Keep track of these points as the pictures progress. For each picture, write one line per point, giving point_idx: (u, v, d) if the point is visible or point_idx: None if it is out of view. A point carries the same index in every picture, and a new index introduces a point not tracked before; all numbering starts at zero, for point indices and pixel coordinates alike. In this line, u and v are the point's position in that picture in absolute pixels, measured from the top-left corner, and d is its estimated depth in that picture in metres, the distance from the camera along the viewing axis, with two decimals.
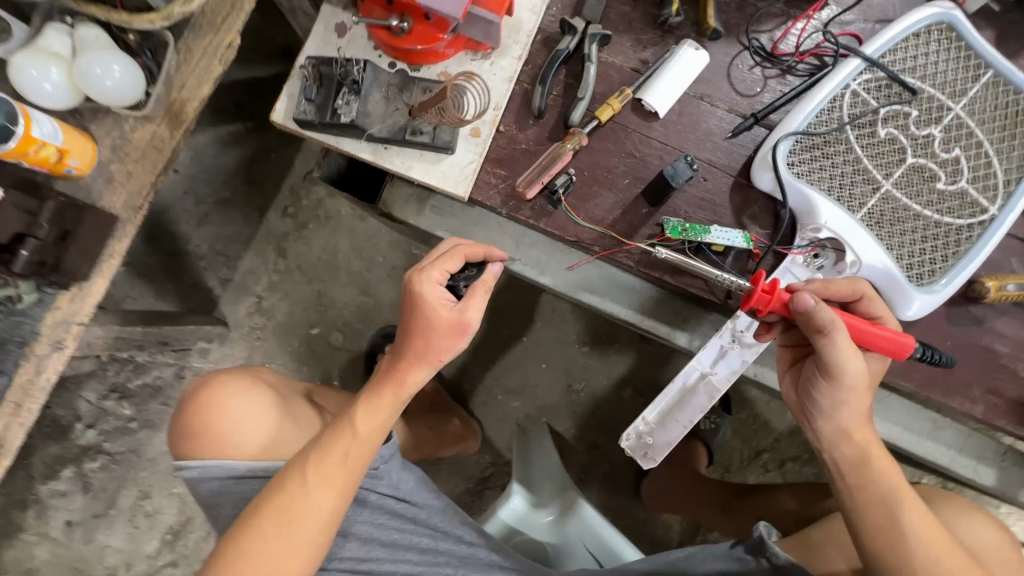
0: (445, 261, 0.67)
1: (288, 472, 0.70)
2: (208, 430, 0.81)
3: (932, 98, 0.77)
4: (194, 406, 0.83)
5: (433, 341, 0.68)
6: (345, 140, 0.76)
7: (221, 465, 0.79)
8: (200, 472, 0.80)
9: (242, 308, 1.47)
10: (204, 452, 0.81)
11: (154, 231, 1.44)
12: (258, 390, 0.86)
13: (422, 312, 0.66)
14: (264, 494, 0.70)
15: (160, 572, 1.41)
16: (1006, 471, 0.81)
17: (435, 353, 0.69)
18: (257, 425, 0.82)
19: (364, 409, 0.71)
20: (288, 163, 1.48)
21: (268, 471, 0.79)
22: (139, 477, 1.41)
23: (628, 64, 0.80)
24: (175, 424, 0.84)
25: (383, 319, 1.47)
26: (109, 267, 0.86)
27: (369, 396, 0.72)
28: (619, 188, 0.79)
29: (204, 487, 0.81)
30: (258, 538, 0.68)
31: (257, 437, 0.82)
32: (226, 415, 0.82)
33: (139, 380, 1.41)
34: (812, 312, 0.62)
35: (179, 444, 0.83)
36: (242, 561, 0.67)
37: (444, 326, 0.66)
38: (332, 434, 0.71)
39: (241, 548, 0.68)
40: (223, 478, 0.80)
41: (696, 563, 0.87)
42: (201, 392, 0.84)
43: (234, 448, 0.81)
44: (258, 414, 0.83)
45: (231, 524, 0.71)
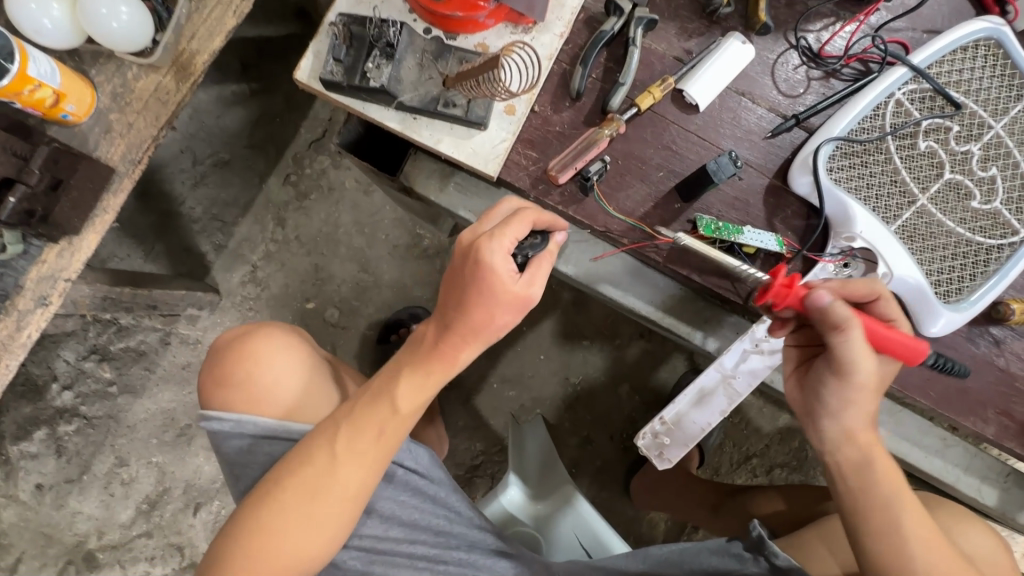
0: (512, 229, 0.60)
1: (316, 444, 0.66)
2: (245, 384, 0.79)
3: (974, 114, 0.75)
4: (232, 355, 0.81)
5: (489, 317, 0.62)
6: (372, 107, 0.73)
7: (254, 421, 0.75)
8: (231, 427, 0.76)
9: (235, 276, 1.41)
10: (234, 403, 0.79)
11: (147, 189, 1.37)
12: (296, 348, 0.83)
13: (482, 285, 0.60)
14: (290, 466, 0.66)
15: (132, 542, 1.36)
16: (1008, 493, 0.82)
17: (488, 330, 0.63)
18: (295, 384, 0.80)
19: (408, 385, 0.66)
20: (294, 130, 1.42)
21: (291, 433, 0.75)
22: (117, 443, 1.36)
23: (671, 52, 0.78)
24: (211, 374, 0.82)
25: (382, 298, 1.42)
26: (102, 222, 0.90)
27: (411, 370, 0.66)
28: (652, 181, 0.76)
29: (230, 444, 0.77)
30: (282, 510, 0.65)
31: (289, 396, 0.79)
32: (266, 370, 0.79)
33: (123, 343, 1.35)
34: (830, 308, 0.59)
35: (213, 395, 0.80)
36: (264, 532, 0.65)
37: (504, 304, 0.61)
38: (367, 408, 0.66)
39: (265, 520, 0.65)
40: (253, 436, 0.76)
41: (690, 557, 0.83)
42: (241, 343, 0.81)
43: (264, 403, 0.78)
44: (298, 373, 0.80)
45: (254, 491, 0.67)
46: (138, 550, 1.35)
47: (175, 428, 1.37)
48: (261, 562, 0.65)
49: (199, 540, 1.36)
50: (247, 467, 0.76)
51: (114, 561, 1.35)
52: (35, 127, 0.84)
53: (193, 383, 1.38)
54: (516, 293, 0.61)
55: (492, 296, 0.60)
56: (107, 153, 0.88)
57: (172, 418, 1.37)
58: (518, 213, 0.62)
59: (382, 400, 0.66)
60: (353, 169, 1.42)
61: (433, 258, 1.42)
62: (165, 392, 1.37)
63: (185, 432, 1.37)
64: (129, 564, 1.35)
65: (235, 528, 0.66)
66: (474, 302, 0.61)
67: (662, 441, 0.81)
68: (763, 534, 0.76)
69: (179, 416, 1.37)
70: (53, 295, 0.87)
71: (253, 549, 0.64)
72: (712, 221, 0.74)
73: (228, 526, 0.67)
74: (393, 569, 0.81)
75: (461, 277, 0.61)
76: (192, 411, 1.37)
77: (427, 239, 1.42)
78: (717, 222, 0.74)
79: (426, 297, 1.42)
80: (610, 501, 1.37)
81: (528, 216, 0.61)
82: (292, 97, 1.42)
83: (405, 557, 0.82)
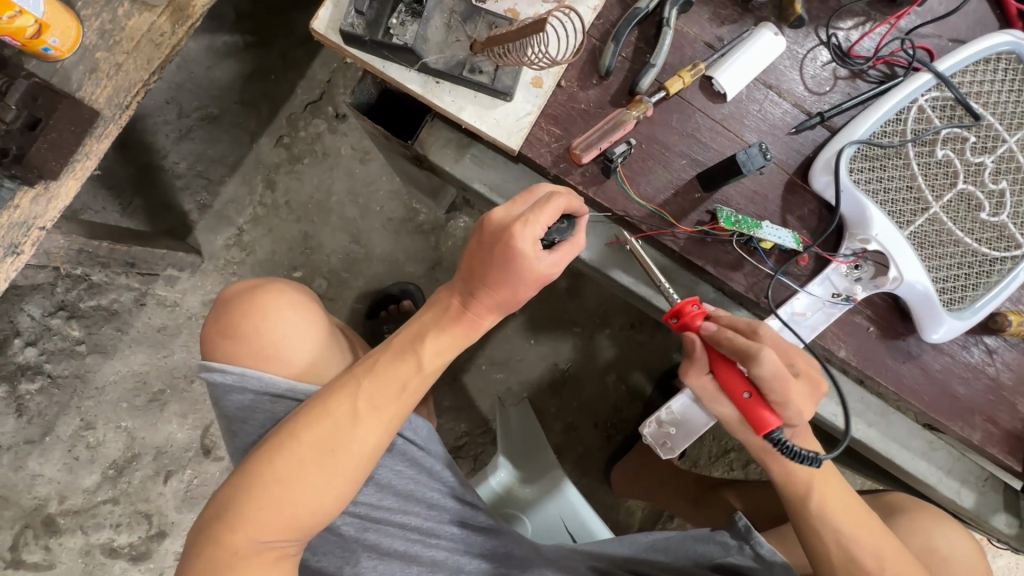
0: (555, 202, 0.61)
1: (334, 398, 0.65)
2: (251, 337, 0.76)
3: (992, 127, 0.74)
4: (241, 308, 0.78)
5: (522, 285, 0.62)
6: (394, 66, 0.72)
7: (259, 376, 0.73)
8: (235, 380, 0.74)
9: (219, 239, 1.34)
10: (239, 358, 0.76)
11: (126, 138, 1.29)
12: (306, 306, 0.80)
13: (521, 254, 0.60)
14: (306, 417, 0.64)
15: (95, 509, 1.30)
16: (983, 496, 0.85)
17: (517, 297, 0.64)
18: (303, 342, 0.76)
19: (432, 346, 0.66)
20: (289, 89, 1.35)
21: (298, 394, 0.73)
22: (84, 405, 1.29)
23: (703, 37, 0.76)
24: (216, 325, 0.78)
25: (372, 272, 1.36)
26: (82, 168, 0.83)
27: (436, 331, 0.66)
28: (674, 168, 0.76)
29: (232, 398, 0.74)
30: (297, 462, 0.63)
31: (296, 356, 0.76)
32: (274, 325, 0.76)
33: (93, 301, 1.28)
34: (686, 353, 0.70)
35: (217, 347, 0.77)
36: (277, 485, 0.62)
37: (539, 276, 0.62)
38: (390, 366, 0.66)
39: (278, 470, 0.63)
40: (258, 392, 0.73)
41: (676, 545, 0.84)
42: (251, 296, 0.78)
43: (269, 360, 0.75)
44: (306, 331, 0.77)
45: (264, 441, 0.65)
46: (102, 517, 1.30)
47: (148, 393, 1.31)
48: (271, 516, 0.62)
49: (168, 509, 1.31)
50: (244, 430, 0.75)
51: (76, 527, 1.29)
52: (12, 59, 0.77)
53: (169, 347, 1.31)
54: (550, 267, 0.62)
55: (529, 268, 0.61)
56: (91, 94, 0.82)
57: (144, 381, 1.31)
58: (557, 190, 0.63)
59: (406, 358, 0.66)
60: (350, 135, 1.36)
61: (428, 233, 1.36)
62: (138, 354, 1.31)
63: (158, 397, 1.31)
64: (91, 531, 1.29)
65: (242, 481, 0.63)
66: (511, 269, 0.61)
67: (667, 432, 0.84)
68: (750, 525, 0.78)
69: (152, 380, 1.31)
70: (24, 244, 0.81)
71: (264, 502, 0.62)
72: (732, 214, 0.73)
73: (233, 478, 0.64)
74: (386, 538, 0.80)
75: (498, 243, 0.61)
76: (167, 375, 1.31)
77: (423, 214, 1.36)
78: (737, 215, 0.73)
79: (418, 274, 1.36)
80: (591, 488, 1.37)
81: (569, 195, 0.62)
82: (290, 54, 1.35)
83: (397, 527, 0.80)
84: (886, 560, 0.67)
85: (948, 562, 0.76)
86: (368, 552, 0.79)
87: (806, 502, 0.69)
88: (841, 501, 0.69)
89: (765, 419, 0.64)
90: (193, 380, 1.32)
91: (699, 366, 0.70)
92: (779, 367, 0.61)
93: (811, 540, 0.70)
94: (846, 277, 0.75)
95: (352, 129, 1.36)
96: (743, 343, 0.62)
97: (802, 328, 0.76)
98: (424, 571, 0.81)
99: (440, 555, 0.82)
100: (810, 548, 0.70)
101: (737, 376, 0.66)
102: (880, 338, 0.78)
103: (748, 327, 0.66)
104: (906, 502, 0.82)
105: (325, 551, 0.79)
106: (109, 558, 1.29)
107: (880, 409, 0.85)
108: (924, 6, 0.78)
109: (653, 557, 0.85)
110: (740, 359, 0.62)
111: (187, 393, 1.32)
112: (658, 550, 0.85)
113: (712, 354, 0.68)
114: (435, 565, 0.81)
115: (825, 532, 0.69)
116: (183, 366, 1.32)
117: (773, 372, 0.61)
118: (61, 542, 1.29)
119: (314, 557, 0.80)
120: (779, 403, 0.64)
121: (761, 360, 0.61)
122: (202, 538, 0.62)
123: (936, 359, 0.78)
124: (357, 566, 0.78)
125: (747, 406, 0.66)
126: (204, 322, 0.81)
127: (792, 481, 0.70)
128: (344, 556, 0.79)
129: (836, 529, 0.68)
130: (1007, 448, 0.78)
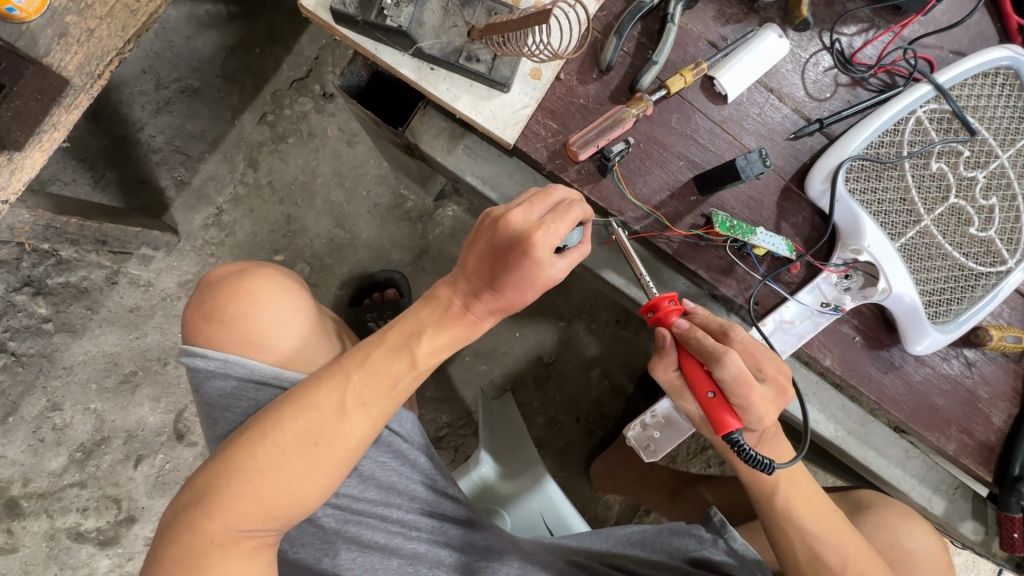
0: (568, 210, 0.59)
1: (323, 391, 0.62)
2: (238, 322, 0.73)
3: (986, 141, 0.74)
4: (227, 290, 0.74)
5: (523, 287, 0.61)
6: (386, 49, 0.69)
7: (243, 363, 0.70)
8: (218, 367, 0.71)
9: (198, 218, 1.28)
10: (223, 342, 0.72)
11: (100, 108, 1.23)
12: (296, 292, 0.77)
13: (529, 257, 0.58)
14: (292, 407, 0.62)
15: (61, 492, 1.25)
16: (954, 503, 0.87)
17: (518, 298, 0.63)
18: (291, 329, 0.74)
19: (427, 344, 0.65)
20: (274, 64, 1.29)
21: (284, 381, 0.70)
22: (51, 385, 1.24)
23: (706, 36, 0.75)
24: (199, 308, 0.75)
25: (357, 258, 1.32)
26: (50, 139, 0.79)
27: (434, 329, 0.65)
28: (670, 169, 0.74)
29: (213, 385, 0.71)
30: (280, 453, 0.61)
31: (285, 342, 0.73)
32: (262, 312, 0.73)
33: (62, 278, 1.22)
34: (656, 347, 0.66)
35: (200, 330, 0.74)
36: (258, 475, 0.60)
37: (542, 281, 0.61)
38: (383, 361, 0.64)
39: (259, 460, 0.60)
40: (242, 379, 0.71)
41: (649, 538, 0.85)
42: (239, 280, 0.75)
43: (256, 345, 0.72)
44: (295, 318, 0.75)
45: (247, 427, 0.62)
46: (69, 500, 1.25)
47: (119, 374, 1.27)
48: (250, 506, 0.60)
49: (139, 494, 1.27)
50: (225, 418, 0.72)
51: (40, 510, 1.25)
52: None
53: (142, 328, 1.27)
54: (555, 272, 0.61)
55: (534, 272, 0.59)
56: (61, 61, 0.77)
57: (115, 362, 1.26)
58: (568, 194, 0.61)
59: (400, 355, 0.64)
60: (338, 116, 1.31)
61: (416, 221, 1.33)
62: (109, 335, 1.26)
63: (129, 379, 1.27)
64: (57, 515, 1.25)
65: (220, 468, 0.60)
66: (515, 272, 0.60)
67: (651, 435, 0.85)
68: (723, 520, 0.79)
69: (124, 362, 1.26)
70: None
71: (243, 492, 0.59)
72: (727, 218, 0.72)
73: (212, 464, 0.61)
74: (367, 531, 0.78)
75: (504, 243, 0.60)
76: (139, 357, 1.27)
77: (410, 201, 1.33)
78: (732, 220, 0.72)
79: (404, 261, 1.33)
80: (571, 482, 1.36)
81: (580, 201, 0.61)
82: (277, 29, 1.29)
83: (379, 520, 0.79)
84: (849, 559, 0.67)
85: (913, 558, 0.75)
86: (348, 544, 0.77)
87: (773, 503, 0.69)
88: (807, 501, 0.68)
89: (722, 420, 0.61)
90: (167, 363, 1.28)
91: (667, 361, 0.66)
92: (743, 371, 0.60)
93: (779, 542, 0.69)
94: (836, 287, 0.75)
95: (340, 110, 1.31)
96: (709, 344, 0.60)
97: (789, 335, 0.76)
98: (404, 564, 0.78)
99: (421, 547, 0.80)
100: (778, 546, 0.70)
101: (703, 375, 0.63)
102: (865, 347, 0.78)
103: (720, 329, 0.65)
104: (875, 498, 0.82)
105: (303, 543, 0.78)
106: (76, 542, 1.26)
107: (860, 417, 0.86)
108: (928, 16, 0.77)
109: (630, 551, 0.85)
110: (704, 360, 0.61)
111: (161, 376, 1.28)
112: (635, 544, 0.86)
113: (683, 351, 0.64)
114: (415, 557, 0.79)
115: (790, 533, 0.68)
116: (157, 348, 1.27)
117: (737, 375, 0.59)
118: (26, 525, 1.25)
119: (292, 548, 0.78)
120: (741, 407, 0.62)
121: (724, 362, 0.59)
122: (174, 522, 0.60)
123: (917, 370, 0.79)
124: (336, 559, 0.76)
125: (710, 406, 0.62)
126: (187, 305, 0.78)
127: (758, 482, 0.69)
128: (323, 547, 0.77)
129: (801, 529, 0.68)
130: (980, 459, 0.79)
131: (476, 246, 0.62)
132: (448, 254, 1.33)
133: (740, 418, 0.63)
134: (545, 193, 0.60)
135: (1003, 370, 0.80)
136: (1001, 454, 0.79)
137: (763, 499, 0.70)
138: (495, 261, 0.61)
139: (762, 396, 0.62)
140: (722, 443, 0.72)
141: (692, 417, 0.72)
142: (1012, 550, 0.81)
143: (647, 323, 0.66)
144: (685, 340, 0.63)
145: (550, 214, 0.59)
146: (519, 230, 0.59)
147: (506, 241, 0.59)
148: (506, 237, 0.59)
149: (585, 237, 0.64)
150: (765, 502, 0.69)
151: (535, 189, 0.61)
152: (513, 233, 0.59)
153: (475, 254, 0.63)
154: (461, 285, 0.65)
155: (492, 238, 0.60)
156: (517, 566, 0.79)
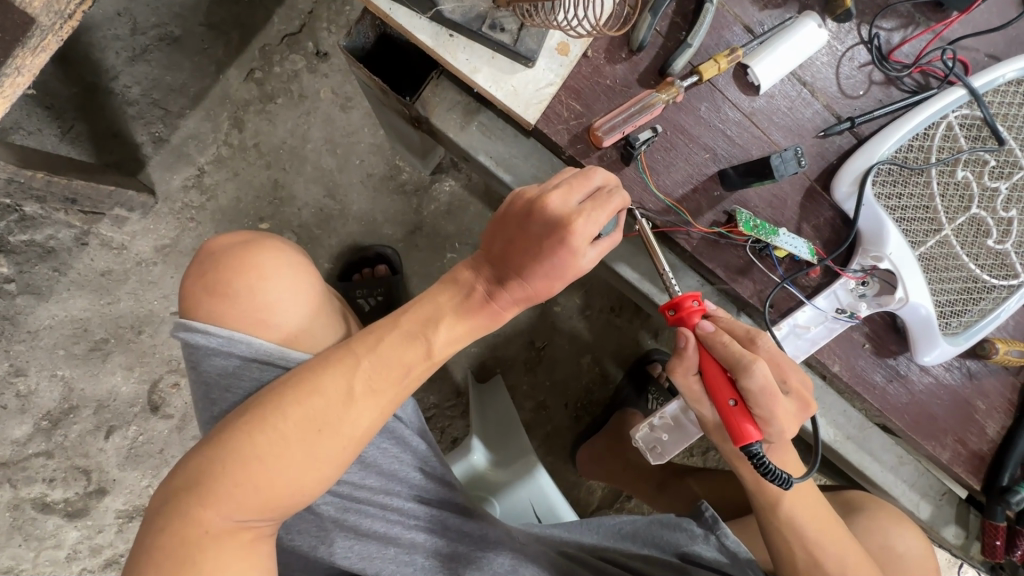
0: (609, 200, 0.57)
1: (330, 376, 0.59)
2: (243, 298, 0.67)
3: (1013, 152, 0.71)
4: (233, 262, 0.69)
5: (553, 277, 0.59)
6: (401, 11, 0.64)
7: (249, 342, 0.65)
8: (220, 344, 0.66)
9: (178, 178, 1.20)
10: (226, 319, 0.67)
11: (68, 52, 1.12)
12: (305, 269, 0.72)
13: (566, 245, 0.56)
14: (295, 390, 0.58)
15: (27, 462, 1.19)
16: (939, 508, 0.88)
17: (545, 289, 0.60)
18: (301, 308, 0.69)
19: (445, 330, 0.61)
20: (264, 16, 1.20)
21: (289, 361, 0.66)
22: (13, 349, 1.17)
23: (742, 20, 0.70)
24: (201, 279, 0.69)
25: (347, 231, 1.25)
26: (13, 84, 0.71)
27: (453, 317, 0.61)
28: (694, 162, 0.71)
29: (213, 362, 0.66)
30: (282, 440, 0.57)
31: (295, 321, 0.69)
32: (271, 288, 0.68)
33: (26, 236, 1.13)
34: (674, 349, 0.64)
35: (200, 304, 0.68)
36: (257, 462, 0.56)
37: (571, 272, 0.59)
38: (397, 347, 0.60)
39: (258, 446, 0.56)
40: (245, 358, 0.66)
41: (642, 532, 0.84)
42: (245, 253, 0.70)
43: (263, 323, 0.67)
44: (304, 295, 0.70)
45: (248, 409, 0.58)
46: (34, 471, 1.19)
47: (88, 341, 1.19)
48: (247, 495, 0.56)
49: (110, 466, 1.22)
50: (225, 399, 0.67)
51: (3, 480, 1.18)
52: None
53: (115, 293, 1.19)
54: (586, 263, 0.58)
55: (565, 261, 0.57)
56: None
57: (85, 329, 1.19)
58: (608, 180, 0.58)
59: (415, 343, 0.61)
60: (331, 77, 1.23)
61: (411, 194, 1.26)
62: (79, 299, 1.18)
63: (100, 346, 1.19)
64: (21, 485, 1.19)
65: (217, 455, 0.56)
66: (547, 260, 0.58)
67: (658, 438, 0.83)
68: (715, 516, 0.79)
69: (95, 328, 1.19)
70: None
71: (239, 480, 0.56)
72: (751, 218, 0.70)
73: (207, 448, 0.57)
74: (366, 520, 0.75)
75: (539, 229, 0.57)
76: (111, 324, 1.19)
77: (407, 173, 1.26)
78: (755, 219, 0.70)
79: (396, 237, 1.27)
80: (557, 466, 1.35)
81: (620, 191, 0.58)
82: None
83: (378, 508, 0.76)
84: (848, 566, 0.67)
85: (904, 561, 0.76)
86: (346, 532, 0.74)
87: (775, 510, 0.68)
88: (808, 509, 0.68)
89: (745, 431, 0.60)
90: (141, 331, 1.21)
91: (687, 363, 0.63)
92: (770, 381, 0.59)
93: (777, 548, 0.70)
94: (851, 294, 0.73)
95: (334, 70, 1.23)
96: (736, 350, 0.60)
97: (802, 341, 0.75)
98: (401, 553, 0.76)
99: (418, 537, 0.77)
100: (775, 552, 0.70)
101: (725, 382, 0.61)
102: (873, 354, 0.77)
103: (747, 335, 0.63)
104: (866, 499, 0.83)
105: (299, 530, 0.74)
106: (41, 513, 1.20)
107: (859, 423, 0.86)
108: (969, 15, 0.74)
109: (621, 543, 0.85)
110: (730, 367, 0.60)
111: (134, 345, 1.21)
112: (626, 537, 0.85)
113: (706, 356, 0.62)
114: (412, 547, 0.77)
115: (790, 540, 0.68)
116: (130, 315, 1.20)
117: (762, 385, 0.59)
118: None
119: (288, 536, 0.75)
120: (762, 418, 0.61)
121: (751, 371, 0.58)
122: (164, 507, 0.56)
123: (920, 379, 0.78)
124: (331, 547, 0.73)
125: (730, 414, 0.61)
126: (185, 274, 0.72)
127: (764, 490, 0.68)
128: (319, 535, 0.74)
129: (801, 537, 0.68)
130: (971, 468, 0.80)
131: (508, 229, 0.60)
132: (443, 231, 1.27)
133: (759, 429, 0.62)
134: (585, 178, 0.57)
135: (1001, 382, 0.80)
136: (990, 463, 0.80)
137: (766, 508, 0.69)
138: (526, 250, 0.59)
139: (785, 408, 0.61)
140: (733, 449, 0.69)
141: (705, 423, 0.69)
142: (991, 556, 0.83)
143: (667, 322, 0.64)
144: (715, 343, 0.61)
145: (590, 201, 0.57)
146: (556, 215, 0.56)
147: (543, 227, 0.57)
148: (544, 223, 0.57)
149: (617, 229, 0.61)
150: (767, 508, 0.69)
151: (573, 172, 0.58)
152: (551, 220, 0.57)
153: (506, 239, 0.60)
154: (485, 272, 0.62)
155: (527, 221, 0.58)
156: (509, 559, 0.78)
